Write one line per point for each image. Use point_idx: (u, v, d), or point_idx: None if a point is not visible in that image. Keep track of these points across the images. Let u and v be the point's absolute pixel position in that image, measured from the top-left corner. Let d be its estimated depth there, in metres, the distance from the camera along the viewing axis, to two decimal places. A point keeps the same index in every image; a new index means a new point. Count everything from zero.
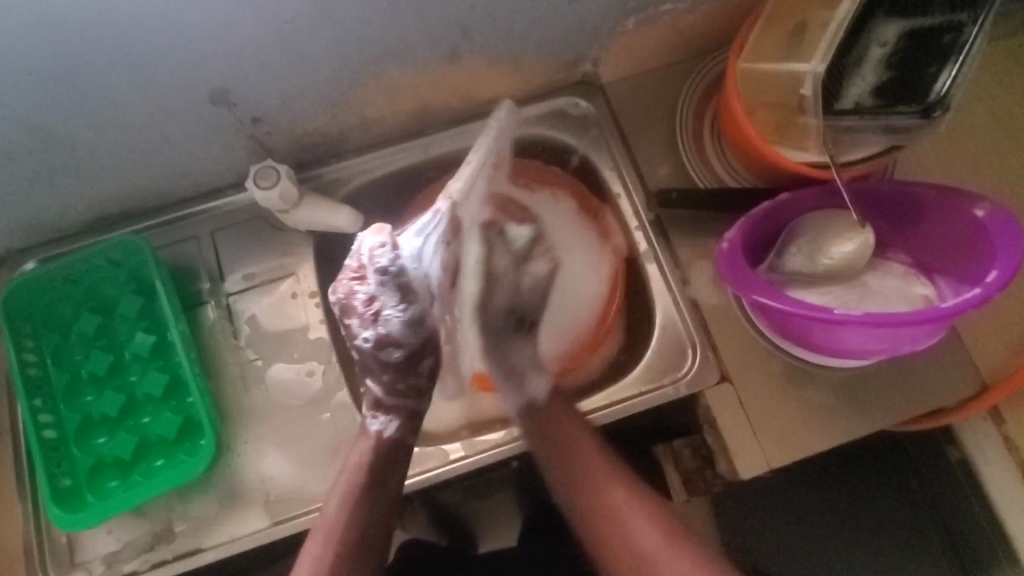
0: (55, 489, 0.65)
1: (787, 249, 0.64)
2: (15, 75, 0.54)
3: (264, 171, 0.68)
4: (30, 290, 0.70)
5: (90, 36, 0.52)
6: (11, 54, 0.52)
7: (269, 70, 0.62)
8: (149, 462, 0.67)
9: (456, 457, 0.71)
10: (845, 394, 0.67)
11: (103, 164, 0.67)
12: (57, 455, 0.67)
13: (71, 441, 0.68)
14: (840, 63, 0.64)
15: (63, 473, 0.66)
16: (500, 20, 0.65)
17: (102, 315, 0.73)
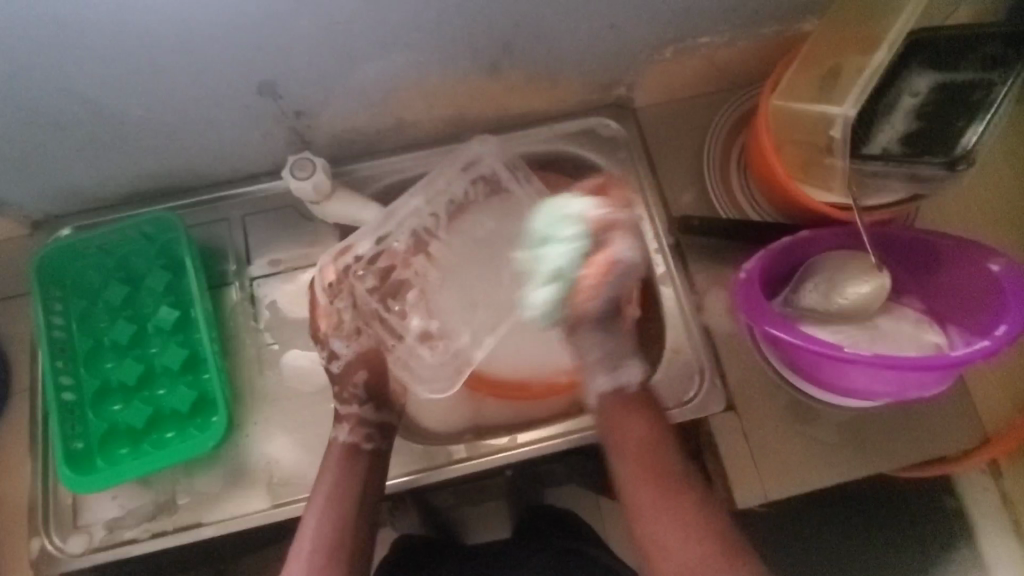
0: (66, 450, 0.67)
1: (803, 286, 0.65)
2: (78, 49, 0.56)
3: (300, 162, 0.71)
4: (64, 255, 0.72)
5: (153, 19, 0.55)
6: (77, 29, 0.54)
7: (317, 67, 0.64)
8: (160, 434, 0.69)
9: (458, 458, 0.72)
10: (848, 434, 0.68)
11: (148, 141, 0.69)
12: (72, 418, 0.69)
13: (86, 405, 0.70)
14: (870, 111, 0.66)
15: (76, 435, 0.68)
16: (542, 38, 0.67)
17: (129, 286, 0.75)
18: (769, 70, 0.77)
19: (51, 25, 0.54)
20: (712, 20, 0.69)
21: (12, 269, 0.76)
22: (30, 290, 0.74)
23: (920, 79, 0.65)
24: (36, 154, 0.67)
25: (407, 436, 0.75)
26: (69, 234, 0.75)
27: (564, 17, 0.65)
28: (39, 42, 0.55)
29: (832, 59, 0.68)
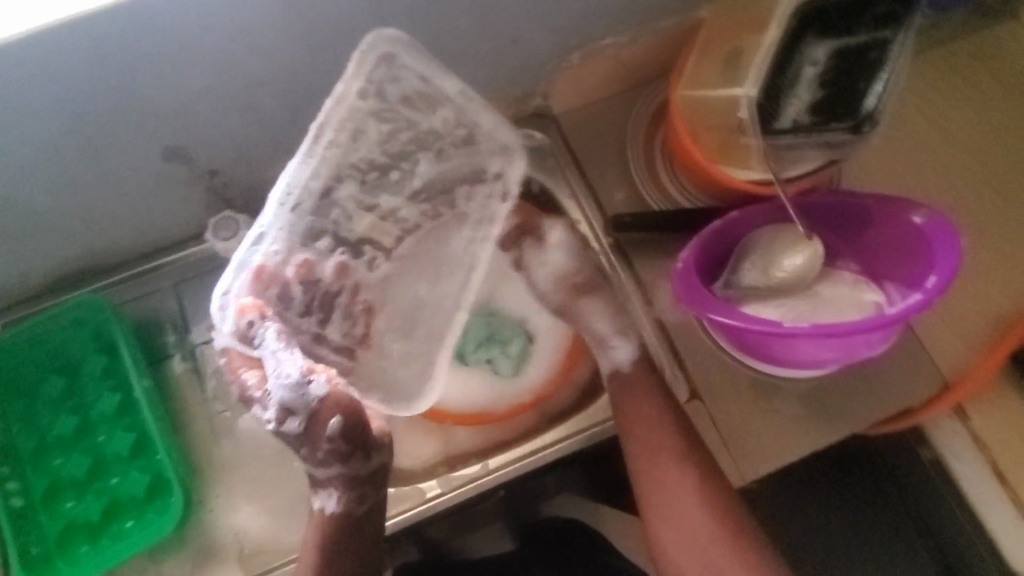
0: (24, 558, 0.64)
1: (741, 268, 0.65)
2: None
3: (223, 223, 0.69)
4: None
5: (41, 104, 0.53)
6: None
7: (224, 125, 0.63)
8: (119, 524, 0.66)
9: (433, 494, 0.71)
10: (814, 403, 0.68)
11: (61, 226, 0.67)
12: (26, 523, 0.66)
13: (39, 507, 0.67)
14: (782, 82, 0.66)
15: (33, 541, 0.65)
16: (447, 61, 0.67)
17: (67, 376, 0.72)
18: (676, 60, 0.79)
19: None
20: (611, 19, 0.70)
21: None
22: None
23: (822, 44, 0.66)
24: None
25: None
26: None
27: (464, 38, 0.65)
28: None
29: (729, 41, 0.70)
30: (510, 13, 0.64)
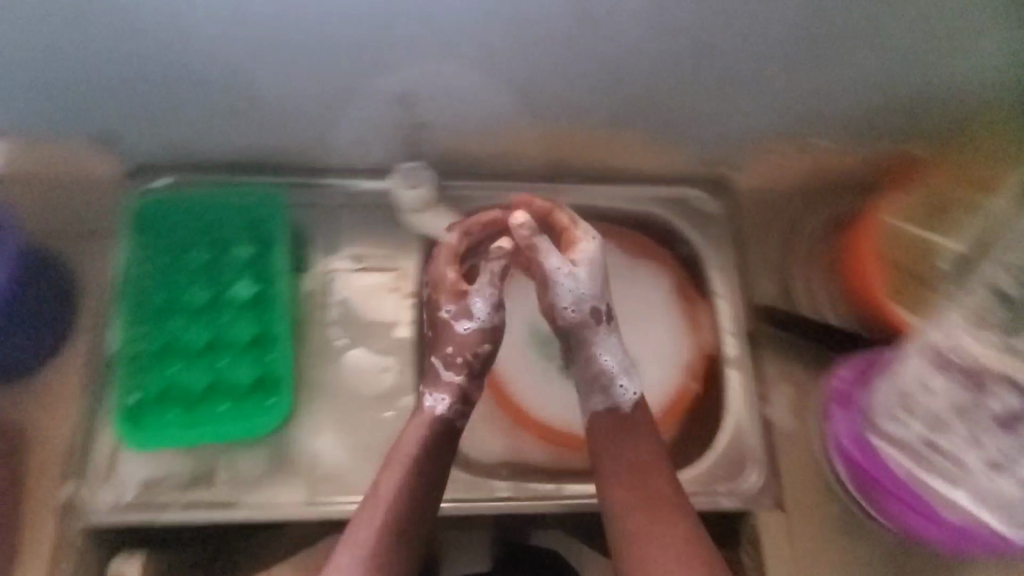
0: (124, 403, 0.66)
1: (983, 389, 0.61)
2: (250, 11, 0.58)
3: (410, 171, 0.74)
4: (158, 206, 0.73)
5: None
6: None
7: (458, 90, 0.66)
8: (218, 405, 0.67)
9: (499, 495, 0.71)
10: (893, 562, 0.68)
11: (271, 113, 0.69)
12: (133, 371, 0.68)
13: (149, 360, 0.68)
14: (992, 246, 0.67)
15: (134, 389, 0.67)
16: (672, 102, 0.70)
17: (213, 250, 0.73)
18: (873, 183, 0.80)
19: None
20: (829, 120, 0.74)
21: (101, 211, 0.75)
22: (119, 237, 0.73)
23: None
24: (151, 102, 0.67)
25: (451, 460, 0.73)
26: (165, 189, 0.74)
27: (699, 88, 0.69)
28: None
29: (939, 192, 0.72)
30: (748, 83, 0.68)
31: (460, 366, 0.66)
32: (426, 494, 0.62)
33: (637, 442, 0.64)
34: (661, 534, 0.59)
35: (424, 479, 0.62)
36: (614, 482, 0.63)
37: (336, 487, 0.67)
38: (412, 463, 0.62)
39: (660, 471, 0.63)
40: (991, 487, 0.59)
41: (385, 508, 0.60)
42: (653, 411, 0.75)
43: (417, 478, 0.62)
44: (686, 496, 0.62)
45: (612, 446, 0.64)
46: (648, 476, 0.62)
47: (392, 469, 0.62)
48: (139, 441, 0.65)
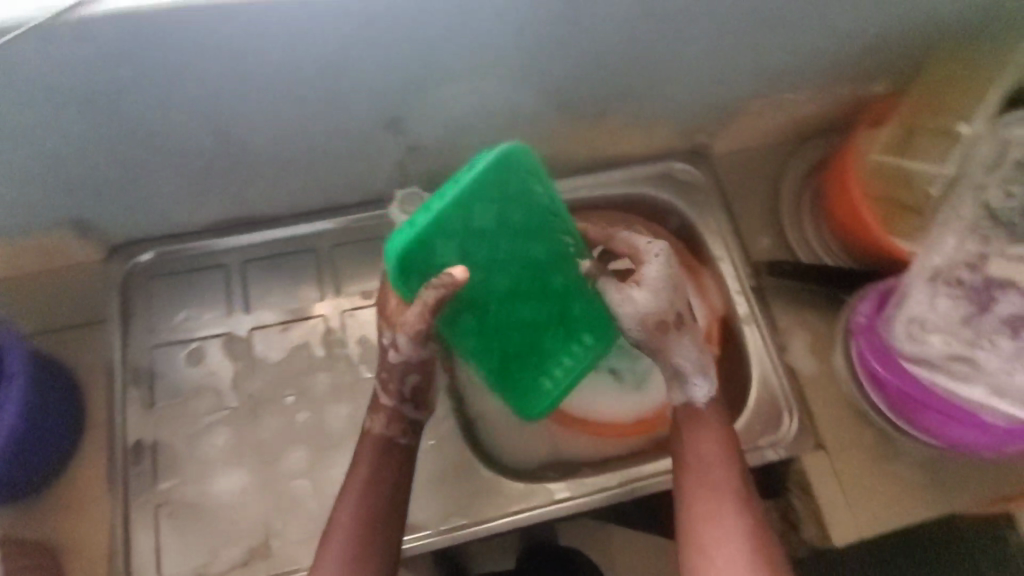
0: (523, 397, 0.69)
1: (1002, 290, 0.60)
2: (218, 77, 0.55)
3: (408, 197, 0.69)
4: (420, 254, 0.55)
5: (299, 44, 0.54)
6: (228, 49, 0.53)
7: (440, 113, 0.64)
8: (525, 361, 0.68)
9: (560, 497, 0.71)
10: (931, 476, 0.70)
11: (258, 169, 0.67)
12: (511, 373, 0.68)
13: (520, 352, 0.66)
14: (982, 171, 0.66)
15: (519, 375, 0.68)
16: (653, 87, 0.69)
17: (491, 230, 0.59)
18: (849, 117, 0.81)
19: (216, 51, 0.53)
20: (803, 78, 0.73)
21: (90, 296, 0.72)
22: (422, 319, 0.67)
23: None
24: (110, 162, 0.62)
25: (501, 473, 0.74)
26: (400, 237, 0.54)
27: (675, 71, 0.67)
28: (187, 68, 0.54)
29: (911, 121, 0.73)
30: (719, 60, 0.67)
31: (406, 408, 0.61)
32: (391, 483, 0.60)
33: (700, 423, 0.63)
34: (706, 524, 0.59)
35: (387, 476, 0.60)
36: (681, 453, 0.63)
37: None
38: (358, 527, 0.57)
39: (718, 461, 0.61)
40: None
41: (354, 475, 0.59)
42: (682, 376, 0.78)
43: (382, 475, 0.60)
44: (728, 497, 0.60)
45: (693, 427, 0.63)
46: (698, 456, 0.62)
47: (366, 457, 0.60)
48: (534, 412, 0.70)
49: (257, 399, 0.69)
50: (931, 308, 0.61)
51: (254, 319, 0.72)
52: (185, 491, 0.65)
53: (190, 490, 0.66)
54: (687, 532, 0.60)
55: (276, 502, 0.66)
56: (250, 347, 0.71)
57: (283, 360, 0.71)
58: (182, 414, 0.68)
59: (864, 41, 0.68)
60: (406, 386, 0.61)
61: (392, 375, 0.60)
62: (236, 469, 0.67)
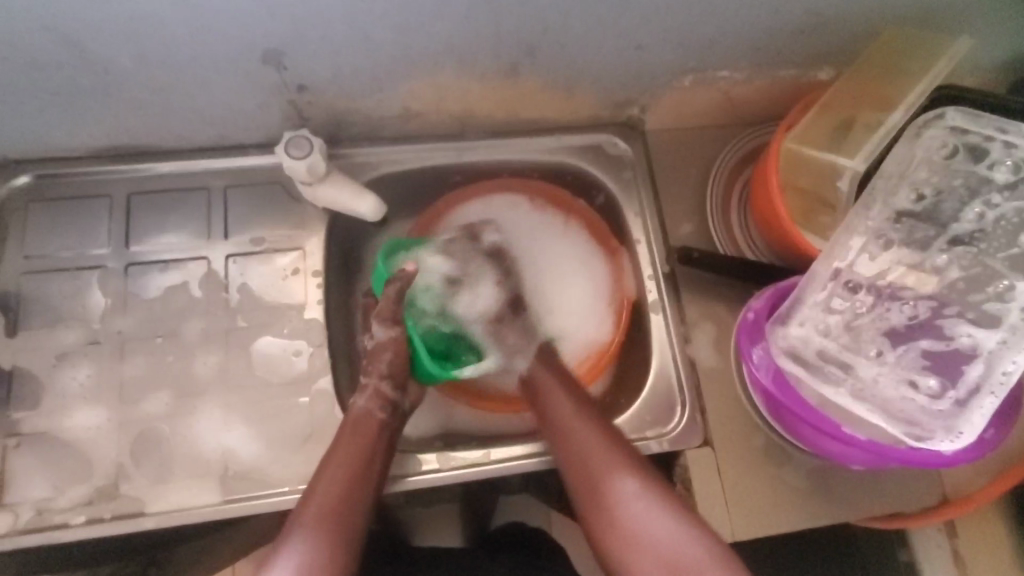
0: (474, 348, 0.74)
1: (894, 298, 0.59)
2: None
3: (296, 140, 0.65)
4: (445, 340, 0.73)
5: None
6: None
7: (325, 50, 0.60)
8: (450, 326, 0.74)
9: (427, 468, 0.67)
10: (817, 484, 0.68)
11: (133, 95, 0.63)
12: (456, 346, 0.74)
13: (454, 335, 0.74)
14: (904, 170, 0.60)
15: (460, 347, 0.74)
16: (566, 49, 0.64)
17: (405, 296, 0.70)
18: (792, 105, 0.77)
19: None
20: (735, 55, 0.68)
21: None
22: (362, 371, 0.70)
23: (963, 134, 0.60)
24: None
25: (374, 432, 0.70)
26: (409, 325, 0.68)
27: (589, 33, 0.62)
28: None
29: (844, 111, 0.67)
30: (638, 24, 0.62)
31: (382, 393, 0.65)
32: (371, 460, 0.61)
33: (552, 395, 0.66)
34: (609, 500, 0.60)
35: (366, 461, 0.60)
36: (553, 442, 0.65)
37: (246, 482, 0.63)
38: (344, 465, 0.59)
39: (602, 448, 0.62)
40: (903, 398, 0.55)
41: (335, 456, 0.60)
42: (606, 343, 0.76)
43: (359, 457, 0.60)
44: (619, 467, 0.61)
45: (547, 401, 0.66)
46: (575, 440, 0.63)
47: (345, 440, 0.61)
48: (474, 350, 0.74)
49: (125, 337, 0.67)
50: (821, 313, 0.58)
51: (131, 255, 0.69)
52: (38, 423, 0.63)
53: (42, 422, 0.64)
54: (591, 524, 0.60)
55: (130, 443, 0.64)
56: (125, 283, 0.68)
57: (158, 300, 0.68)
58: (44, 343, 0.66)
59: (801, 21, 0.64)
60: (384, 366, 0.66)
61: (371, 357, 0.66)
62: (93, 406, 0.64)
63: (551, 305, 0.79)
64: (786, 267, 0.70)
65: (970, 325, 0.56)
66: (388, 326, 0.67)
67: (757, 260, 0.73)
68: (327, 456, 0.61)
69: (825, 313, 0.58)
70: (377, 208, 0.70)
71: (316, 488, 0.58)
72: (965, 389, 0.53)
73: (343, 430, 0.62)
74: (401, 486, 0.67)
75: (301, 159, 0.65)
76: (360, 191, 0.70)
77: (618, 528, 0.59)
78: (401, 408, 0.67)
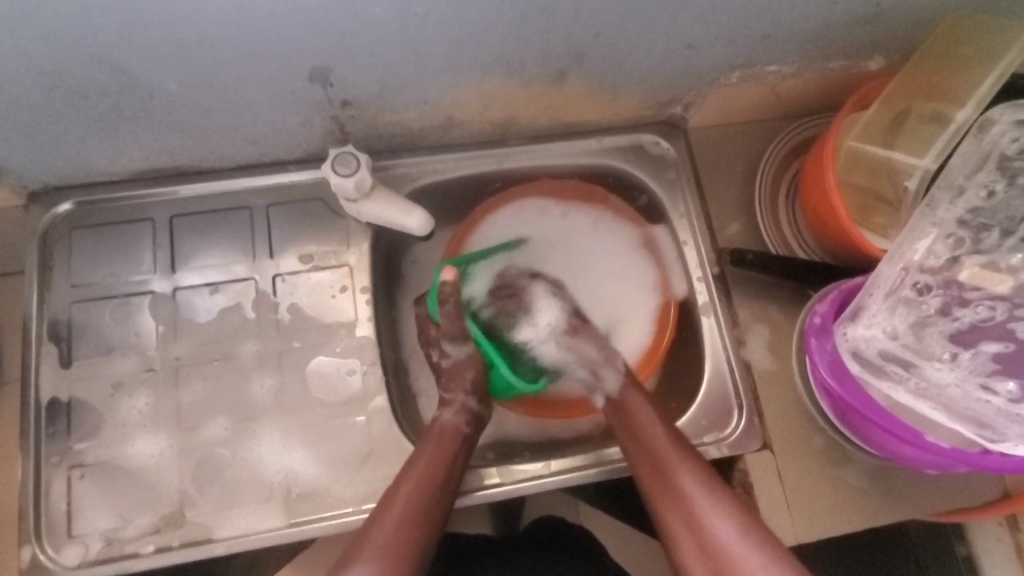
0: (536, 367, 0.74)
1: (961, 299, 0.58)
2: (108, 17, 0.49)
3: (342, 157, 0.64)
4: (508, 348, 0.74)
5: None
6: None
7: (373, 66, 0.58)
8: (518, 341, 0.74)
9: (490, 483, 0.67)
10: (879, 483, 0.67)
11: (176, 118, 0.61)
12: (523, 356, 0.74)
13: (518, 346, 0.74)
14: (972, 167, 0.59)
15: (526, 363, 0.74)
16: (616, 53, 0.62)
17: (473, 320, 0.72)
18: (844, 97, 0.75)
19: None
20: (787, 49, 0.66)
21: (9, 243, 0.69)
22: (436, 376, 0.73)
23: None
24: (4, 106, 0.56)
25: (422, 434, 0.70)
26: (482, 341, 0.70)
27: (642, 36, 0.60)
28: (69, 6, 0.47)
29: (902, 104, 0.65)
30: (693, 25, 0.60)
31: (461, 404, 0.67)
32: (452, 473, 0.62)
33: (641, 414, 0.65)
34: (678, 503, 0.59)
35: (447, 468, 0.62)
36: (633, 454, 0.63)
37: (310, 504, 0.63)
38: (425, 476, 0.61)
39: (676, 454, 0.61)
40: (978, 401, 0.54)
41: (418, 465, 0.61)
42: (656, 338, 0.76)
43: (442, 464, 0.62)
44: (692, 468, 0.60)
45: (631, 421, 0.65)
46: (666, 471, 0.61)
47: (429, 447, 0.63)
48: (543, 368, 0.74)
49: (181, 363, 0.66)
50: (889, 318, 0.57)
51: (179, 280, 0.68)
52: (100, 453, 0.64)
53: (105, 452, 0.64)
54: (665, 534, 0.60)
55: (193, 469, 0.63)
56: (175, 308, 0.68)
57: (209, 324, 0.68)
58: (99, 373, 0.65)
59: (859, 13, 0.62)
60: (467, 381, 0.68)
61: (452, 374, 0.68)
62: (153, 433, 0.64)
63: (599, 295, 0.79)
64: (845, 267, 0.69)
65: None
66: (463, 347, 0.69)
67: (812, 260, 0.72)
68: (408, 463, 0.62)
69: (894, 318, 0.57)
70: (429, 223, 0.69)
71: (398, 495, 0.59)
72: None
73: (430, 439, 0.64)
74: (467, 500, 0.67)
75: (347, 175, 0.64)
76: (409, 206, 0.68)
77: (685, 530, 0.58)
78: (484, 418, 0.69)
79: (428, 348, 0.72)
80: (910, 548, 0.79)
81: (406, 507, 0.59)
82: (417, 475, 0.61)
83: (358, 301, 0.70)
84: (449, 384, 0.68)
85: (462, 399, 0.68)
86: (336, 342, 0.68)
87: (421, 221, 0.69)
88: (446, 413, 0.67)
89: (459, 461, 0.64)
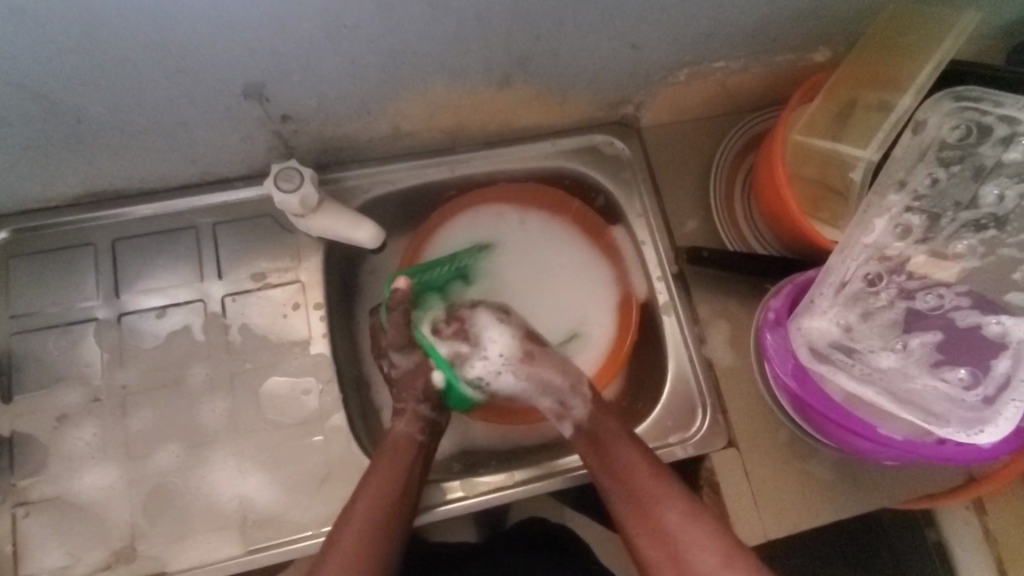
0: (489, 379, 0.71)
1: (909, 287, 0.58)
2: (21, 44, 0.47)
3: (285, 172, 0.63)
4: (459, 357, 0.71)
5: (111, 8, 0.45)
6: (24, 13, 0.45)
7: (310, 79, 0.57)
8: None
9: (453, 497, 0.66)
10: (844, 474, 0.67)
11: (110, 140, 0.60)
12: None
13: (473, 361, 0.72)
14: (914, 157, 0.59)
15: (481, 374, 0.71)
16: (559, 56, 0.62)
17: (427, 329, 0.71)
18: (793, 89, 0.75)
19: (5, 13, 0.44)
20: (732, 46, 0.66)
21: None
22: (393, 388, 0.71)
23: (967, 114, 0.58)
24: None
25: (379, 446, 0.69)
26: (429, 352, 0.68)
27: (584, 38, 0.60)
28: None
29: (847, 96, 0.65)
30: (633, 26, 0.60)
31: (415, 413, 0.66)
32: (410, 482, 0.61)
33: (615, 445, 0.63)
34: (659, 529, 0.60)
35: (402, 481, 0.61)
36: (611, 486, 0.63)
37: (268, 529, 0.62)
38: (383, 488, 0.59)
39: (653, 484, 0.61)
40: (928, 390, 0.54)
41: (376, 477, 0.60)
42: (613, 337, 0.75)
43: (399, 475, 0.61)
44: (669, 496, 0.60)
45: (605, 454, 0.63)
46: (649, 509, 0.60)
47: (386, 458, 0.62)
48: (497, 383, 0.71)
49: (128, 391, 0.64)
50: (840, 311, 0.57)
51: (124, 306, 0.66)
52: (47, 489, 0.61)
53: (51, 488, 0.61)
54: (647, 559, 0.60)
55: (144, 500, 0.61)
56: (120, 334, 0.66)
57: (157, 349, 0.66)
58: (42, 405, 0.63)
59: (799, 7, 0.61)
60: (419, 390, 0.67)
61: (403, 384, 0.68)
62: (103, 465, 0.62)
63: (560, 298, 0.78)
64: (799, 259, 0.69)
65: (988, 313, 0.56)
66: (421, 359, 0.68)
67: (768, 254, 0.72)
68: (365, 475, 0.61)
69: (845, 311, 0.57)
70: (378, 234, 0.68)
71: (355, 509, 0.58)
72: (993, 385, 0.52)
73: (388, 450, 0.63)
74: (428, 516, 0.66)
75: (292, 190, 0.62)
76: (358, 218, 0.67)
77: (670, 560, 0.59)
78: (440, 425, 0.68)
79: (381, 359, 0.71)
80: (881, 535, 0.79)
81: (364, 521, 0.57)
82: (375, 488, 0.59)
83: (311, 317, 0.68)
84: (401, 392, 0.68)
85: (414, 406, 0.66)
86: (290, 362, 0.67)
87: (371, 233, 0.67)
88: (399, 423, 0.66)
89: (416, 468, 0.62)
